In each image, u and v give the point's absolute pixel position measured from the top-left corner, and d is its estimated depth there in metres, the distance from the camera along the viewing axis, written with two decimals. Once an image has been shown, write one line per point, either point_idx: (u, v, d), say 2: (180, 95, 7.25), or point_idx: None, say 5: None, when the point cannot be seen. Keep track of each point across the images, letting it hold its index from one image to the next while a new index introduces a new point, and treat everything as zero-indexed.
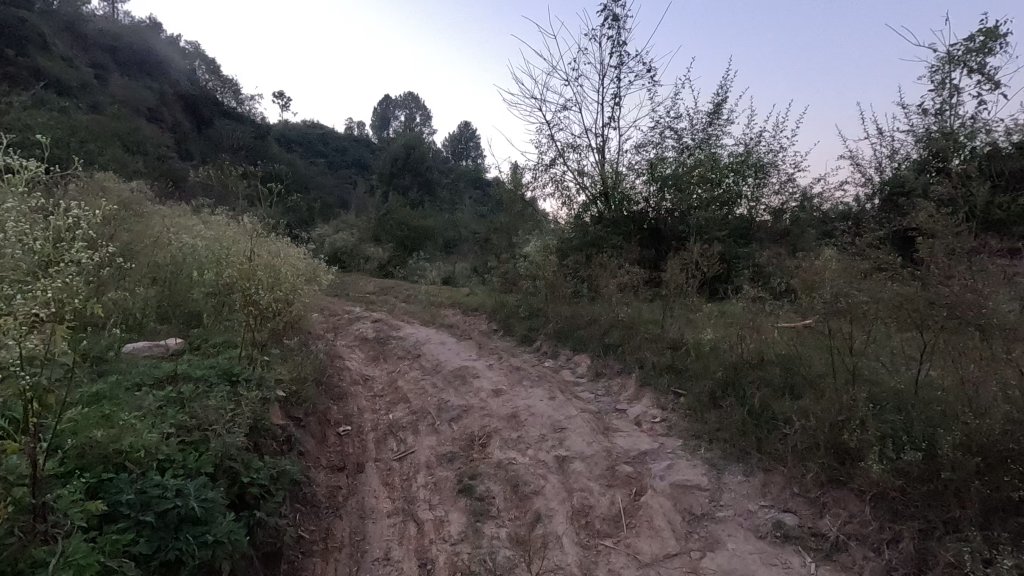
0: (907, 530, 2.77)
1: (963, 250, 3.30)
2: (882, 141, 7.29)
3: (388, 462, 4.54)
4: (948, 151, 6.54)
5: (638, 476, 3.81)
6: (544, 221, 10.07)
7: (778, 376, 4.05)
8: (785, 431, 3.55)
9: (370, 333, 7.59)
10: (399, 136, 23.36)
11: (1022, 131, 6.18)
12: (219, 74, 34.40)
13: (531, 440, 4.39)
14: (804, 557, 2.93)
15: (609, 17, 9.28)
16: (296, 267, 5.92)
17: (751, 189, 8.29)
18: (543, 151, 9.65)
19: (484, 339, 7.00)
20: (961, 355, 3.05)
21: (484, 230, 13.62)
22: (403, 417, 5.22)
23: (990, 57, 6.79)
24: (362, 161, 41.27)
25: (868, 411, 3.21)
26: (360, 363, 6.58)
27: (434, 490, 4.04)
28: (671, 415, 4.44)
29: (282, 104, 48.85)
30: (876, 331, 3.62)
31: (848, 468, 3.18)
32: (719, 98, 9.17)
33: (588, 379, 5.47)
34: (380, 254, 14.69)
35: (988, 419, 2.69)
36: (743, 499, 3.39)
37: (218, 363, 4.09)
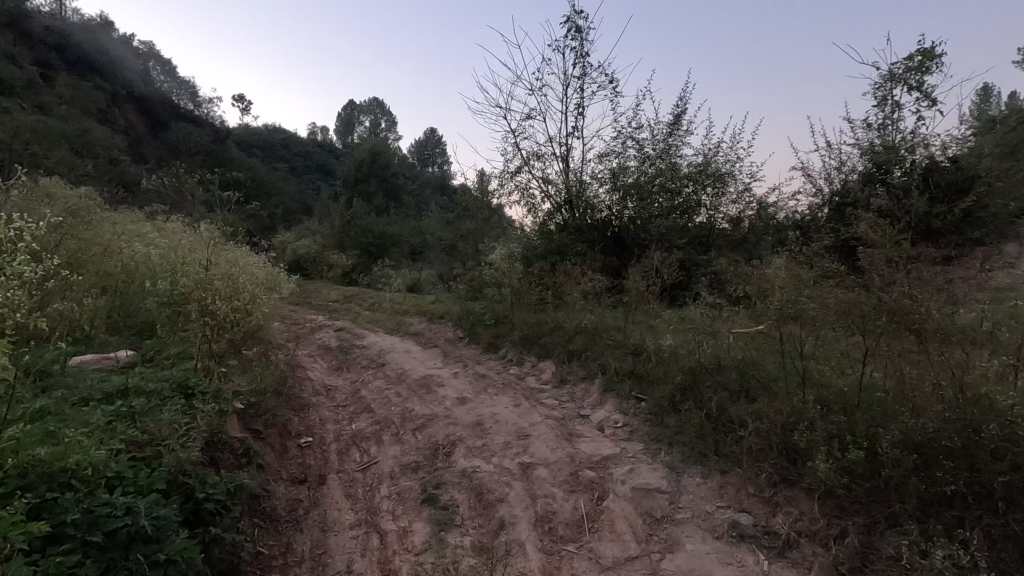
0: (852, 525, 2.90)
1: (901, 259, 3.51)
2: (831, 153, 7.60)
3: (351, 473, 4.48)
4: (890, 163, 6.87)
5: (600, 481, 3.87)
6: (509, 229, 10.12)
7: (734, 380, 4.18)
8: (740, 434, 3.68)
9: (333, 342, 7.49)
10: (363, 143, 23.09)
11: (957, 144, 6.53)
12: (175, 77, 33.47)
13: (496, 448, 4.41)
14: (757, 555, 3.04)
15: (572, 28, 9.46)
16: (256, 275, 5.79)
17: (710, 198, 8.56)
18: (508, 159, 9.74)
19: (449, 347, 7.00)
20: (900, 358, 3.22)
21: (450, 237, 13.61)
22: (367, 427, 5.16)
23: (928, 76, 7.20)
24: (325, 166, 40.67)
25: (816, 413, 3.35)
26: (322, 373, 6.48)
27: (398, 500, 4.01)
28: (633, 420, 4.54)
29: (242, 108, 47.84)
30: (824, 336, 3.78)
31: (798, 468, 3.31)
32: (678, 110, 9.45)
33: (553, 385, 5.53)
34: (343, 261, 14.50)
35: (923, 418, 2.86)
36: (700, 501, 3.49)
37: (172, 375, 3.96)
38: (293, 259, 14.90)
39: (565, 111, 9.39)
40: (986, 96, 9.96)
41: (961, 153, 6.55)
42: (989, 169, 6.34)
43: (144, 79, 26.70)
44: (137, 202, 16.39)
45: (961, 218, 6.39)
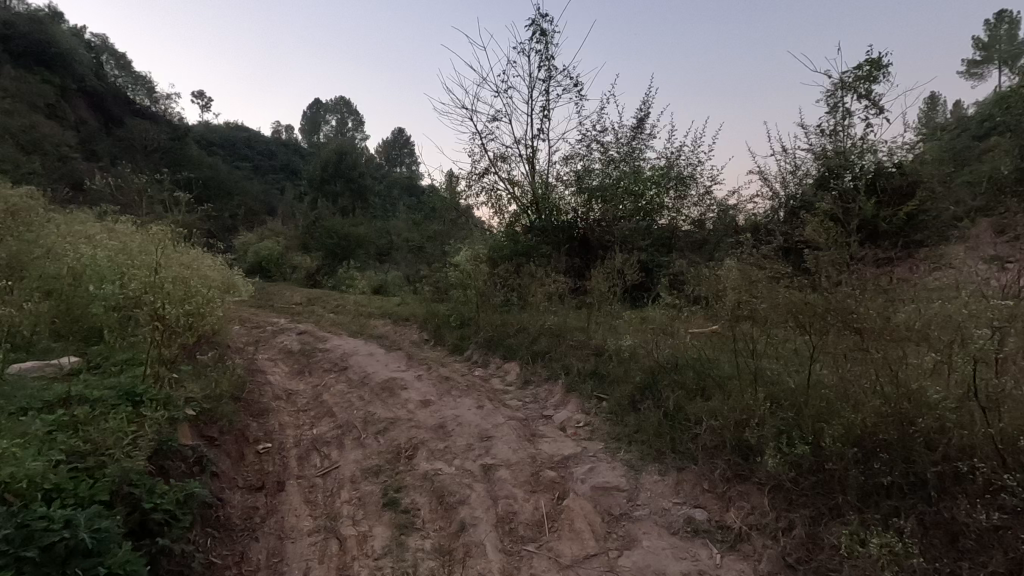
0: (800, 517, 2.99)
1: (844, 261, 3.67)
2: (787, 157, 7.83)
3: (311, 479, 4.41)
4: (841, 168, 7.12)
5: (561, 481, 3.92)
6: (476, 230, 10.11)
7: (691, 378, 4.29)
8: (695, 431, 3.79)
9: (295, 345, 7.34)
10: (330, 143, 22.72)
11: (902, 151, 6.82)
12: (131, 73, 32.34)
13: (458, 450, 4.41)
14: (710, 549, 3.12)
15: (537, 31, 9.54)
16: (211, 277, 5.64)
17: (672, 201, 8.78)
18: (475, 160, 9.74)
19: (414, 349, 6.96)
20: (842, 355, 3.36)
21: (416, 238, 13.48)
22: (328, 431, 5.08)
23: (875, 85, 7.52)
24: (290, 166, 39.80)
25: (766, 411, 3.47)
26: (283, 377, 6.36)
27: (358, 505, 3.97)
28: (594, 419, 4.60)
29: (203, 105, 46.60)
30: (774, 334, 3.91)
31: (750, 463, 3.41)
32: (642, 113, 9.63)
33: (517, 386, 5.56)
34: (307, 262, 14.20)
35: (862, 413, 3.00)
36: (657, 498, 3.56)
37: (119, 383, 3.82)
38: (255, 261, 14.54)
39: (531, 114, 9.45)
40: (930, 105, 10.49)
41: (906, 159, 6.84)
42: (931, 175, 6.67)
43: (97, 72, 25.59)
44: (89, 201, 15.73)
45: (905, 221, 6.71)
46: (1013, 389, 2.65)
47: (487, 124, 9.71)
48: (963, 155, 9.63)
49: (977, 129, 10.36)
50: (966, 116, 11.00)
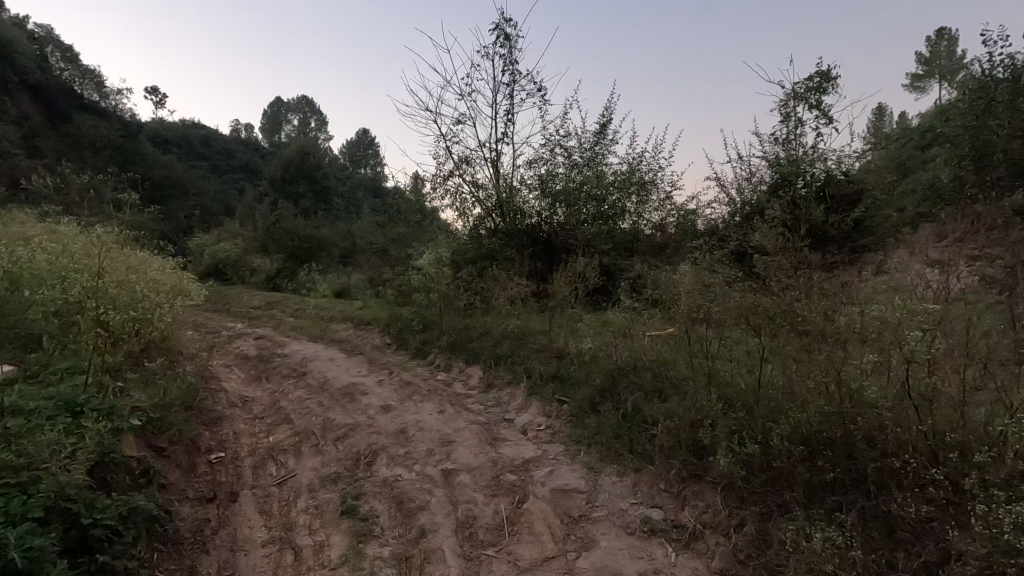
0: (751, 514, 3.09)
1: (790, 266, 3.82)
2: (743, 164, 8.04)
3: (266, 488, 4.31)
4: (793, 175, 7.34)
5: (521, 484, 3.93)
6: (440, 233, 10.06)
7: (649, 380, 4.38)
8: (652, 432, 3.87)
9: (252, 351, 7.14)
10: (292, 142, 22.24)
11: (850, 159, 7.13)
12: (79, 66, 30.93)
13: (419, 455, 4.38)
14: (666, 548, 3.18)
15: (501, 35, 9.58)
16: (160, 281, 5.44)
17: (634, 205, 8.95)
18: (440, 162, 9.72)
19: (376, 354, 6.88)
20: (789, 357, 3.48)
21: (380, 241, 13.30)
22: (285, 438, 4.97)
23: (825, 96, 7.83)
24: (250, 165, 38.77)
25: (719, 411, 3.57)
26: (238, 384, 6.19)
27: (316, 513, 3.90)
28: (555, 422, 4.64)
29: (157, 101, 44.95)
30: (727, 337, 4.03)
31: (704, 462, 3.50)
32: (605, 118, 9.78)
33: (479, 391, 5.55)
34: (267, 264, 13.84)
35: (807, 412, 3.10)
36: (616, 499, 3.62)
37: (58, 392, 3.65)
38: (212, 263, 14.08)
39: (495, 117, 9.49)
40: (879, 116, 11.01)
41: (854, 167, 7.14)
42: (876, 184, 7.00)
43: (41, 64, 24.32)
44: (31, 200, 14.95)
45: (852, 227, 7.03)
46: (944, 387, 2.76)
47: (451, 127, 9.73)
48: (908, 165, 10.14)
49: (920, 140, 10.92)
50: (911, 128, 11.59)
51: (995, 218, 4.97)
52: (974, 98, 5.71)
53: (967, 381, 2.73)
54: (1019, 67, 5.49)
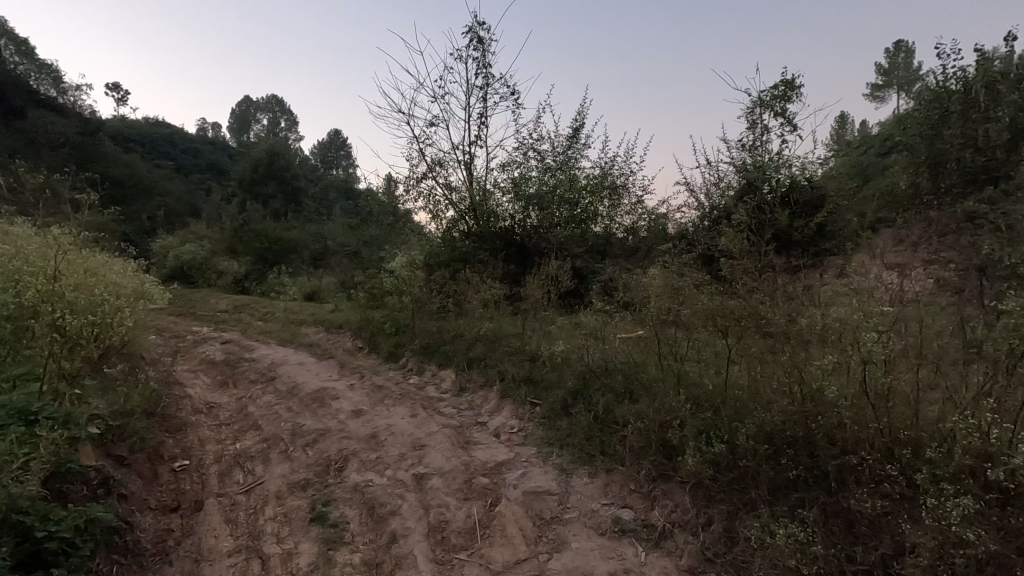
0: (718, 512, 3.15)
1: (755, 269, 3.92)
2: (712, 169, 8.22)
3: (233, 497, 4.22)
4: (759, 181, 7.54)
5: (494, 487, 3.93)
6: (413, 235, 10.00)
7: (620, 382, 4.44)
8: (623, 433, 3.92)
9: (218, 355, 6.97)
10: (262, 142, 21.82)
11: (813, 166, 7.35)
12: (35, 61, 29.75)
13: (391, 460, 4.34)
14: (636, 547, 3.22)
15: (474, 39, 9.59)
16: (121, 284, 5.28)
17: (606, 209, 9.05)
18: (413, 164, 9.67)
19: (347, 358, 6.79)
20: (755, 358, 3.56)
21: (351, 243, 13.13)
22: (253, 445, 4.86)
23: (790, 104, 8.06)
24: (217, 165, 37.86)
25: (687, 412, 3.63)
26: (204, 390, 6.03)
27: (284, 521, 3.83)
28: (527, 425, 4.65)
29: (120, 97, 43.56)
30: (695, 338, 4.10)
31: (673, 462, 3.57)
32: (577, 123, 9.87)
33: (452, 394, 5.53)
34: (235, 267, 13.53)
35: (771, 412, 3.19)
36: (587, 500, 3.65)
37: (10, 400, 3.50)
38: (176, 266, 13.69)
39: (469, 120, 9.49)
40: (842, 124, 11.40)
41: (817, 173, 7.37)
42: (837, 190, 7.24)
43: None
44: None
45: (816, 231, 7.26)
46: (900, 386, 2.86)
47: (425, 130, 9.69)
48: (868, 172, 10.53)
49: (880, 148, 11.36)
50: (871, 137, 12.04)
51: (948, 223, 5.19)
52: (929, 109, 5.96)
53: (920, 380, 2.83)
54: (971, 79, 5.76)
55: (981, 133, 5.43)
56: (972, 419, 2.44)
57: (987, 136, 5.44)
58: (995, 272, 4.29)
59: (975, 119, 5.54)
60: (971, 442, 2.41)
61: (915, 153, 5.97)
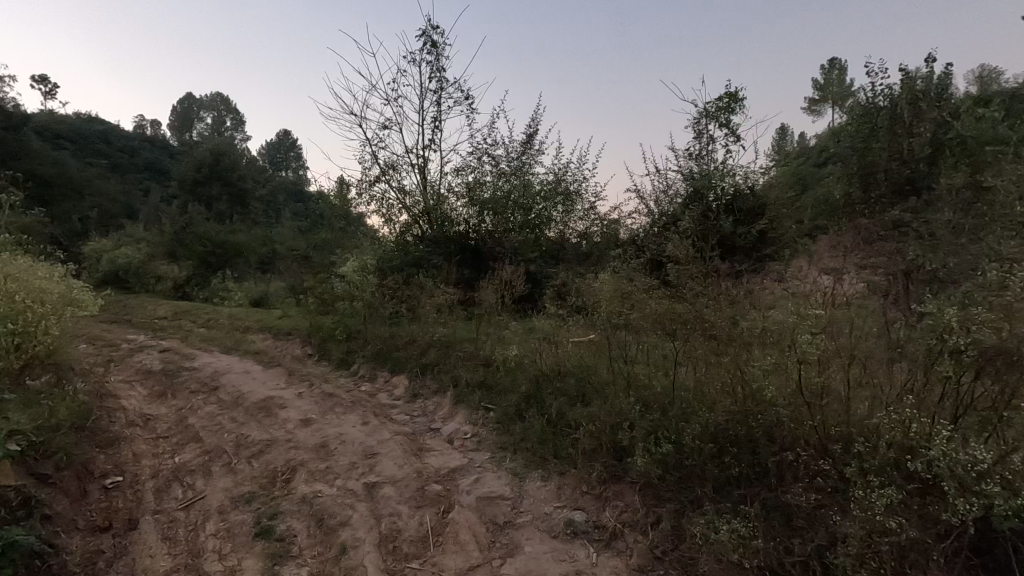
0: (666, 511, 3.24)
1: (699, 274, 4.07)
2: (661, 177, 8.45)
3: (171, 513, 4.05)
4: (705, 189, 7.82)
5: (447, 493, 3.90)
6: (365, 239, 9.84)
7: (573, 386, 4.51)
8: (575, 436, 3.98)
9: (156, 364, 6.62)
10: (206, 141, 20.95)
11: (755, 175, 7.69)
12: None
13: (340, 469, 4.24)
14: (588, 549, 3.27)
15: (428, 42, 9.55)
16: (46, 291, 4.95)
17: (560, 215, 9.19)
18: (366, 167, 9.51)
19: (296, 365, 6.60)
20: (700, 360, 3.68)
21: (301, 246, 12.76)
22: (194, 458, 4.65)
23: (733, 116, 8.41)
24: (156, 164, 36.04)
25: (636, 414, 3.72)
26: (140, 401, 5.72)
27: (226, 537, 3.70)
28: (481, 430, 4.65)
29: (47, 90, 40.92)
30: (644, 342, 4.21)
31: (623, 464, 3.64)
32: (531, 129, 9.97)
33: (405, 401, 5.47)
34: (175, 271, 12.90)
35: (716, 412, 3.30)
36: (540, 503, 3.68)
37: None
38: (110, 270, 12.90)
39: (422, 124, 9.43)
40: (782, 135, 11.99)
41: (759, 182, 7.70)
42: (777, 199, 7.61)
43: None
44: None
45: (757, 238, 7.60)
46: (832, 385, 3.02)
47: (377, 132, 9.55)
48: (807, 181, 11.10)
49: (817, 158, 12.00)
50: (809, 148, 12.69)
51: (876, 231, 5.53)
52: (860, 123, 6.34)
53: (850, 378, 3.00)
54: (897, 96, 6.18)
55: (906, 146, 5.83)
56: (895, 415, 2.60)
57: (911, 150, 5.84)
58: (919, 276, 4.60)
59: (901, 134, 5.94)
60: (895, 436, 2.57)
61: (848, 164, 6.35)
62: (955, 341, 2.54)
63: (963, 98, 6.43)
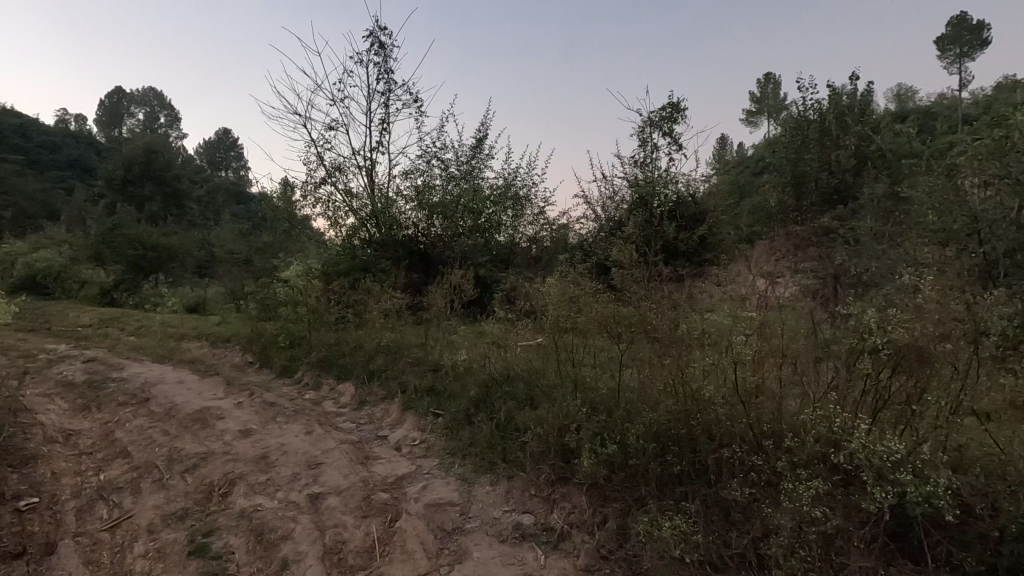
0: (612, 510, 3.31)
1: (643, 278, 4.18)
2: (608, 183, 8.63)
3: (94, 535, 3.79)
4: (650, 196, 8.07)
5: (394, 502, 3.83)
6: (310, 243, 9.57)
7: (521, 390, 4.53)
8: (524, 439, 4.01)
9: (79, 375, 6.19)
10: (137, 138, 19.80)
11: (696, 183, 8.00)
12: None
13: (282, 481, 4.09)
14: (536, 551, 3.29)
15: (376, 43, 9.41)
16: None
17: (510, 219, 9.24)
18: (311, 168, 9.25)
19: (235, 374, 6.34)
20: (643, 362, 3.77)
21: (240, 249, 12.22)
22: (121, 475, 4.38)
23: (676, 125, 8.72)
24: (80, 162, 33.72)
25: (583, 416, 3.78)
26: (60, 416, 5.33)
27: (156, 558, 3.50)
28: (430, 436, 4.60)
29: None
30: (591, 345, 4.28)
31: (570, 465, 3.69)
32: (481, 133, 9.99)
33: (351, 409, 5.34)
34: (101, 276, 12.11)
35: (659, 412, 3.40)
36: (488, 508, 3.67)
37: None
38: (27, 275, 11.97)
39: (370, 125, 9.26)
40: (722, 145, 12.55)
41: (700, 190, 8.01)
42: (716, 206, 7.94)
43: None
44: None
45: (698, 243, 7.91)
46: (766, 384, 3.16)
47: (323, 133, 9.30)
48: (745, 190, 11.64)
49: (754, 168, 12.61)
50: (747, 158, 13.31)
51: (807, 237, 5.86)
52: (792, 135, 6.70)
53: (782, 378, 3.15)
54: (825, 110, 6.57)
55: (833, 157, 6.21)
56: (821, 411, 2.76)
57: (837, 160, 6.23)
58: (844, 280, 4.90)
59: (829, 146, 6.33)
60: (820, 430, 2.72)
61: (783, 173, 6.70)
62: (873, 340, 2.75)
63: (883, 113, 6.91)
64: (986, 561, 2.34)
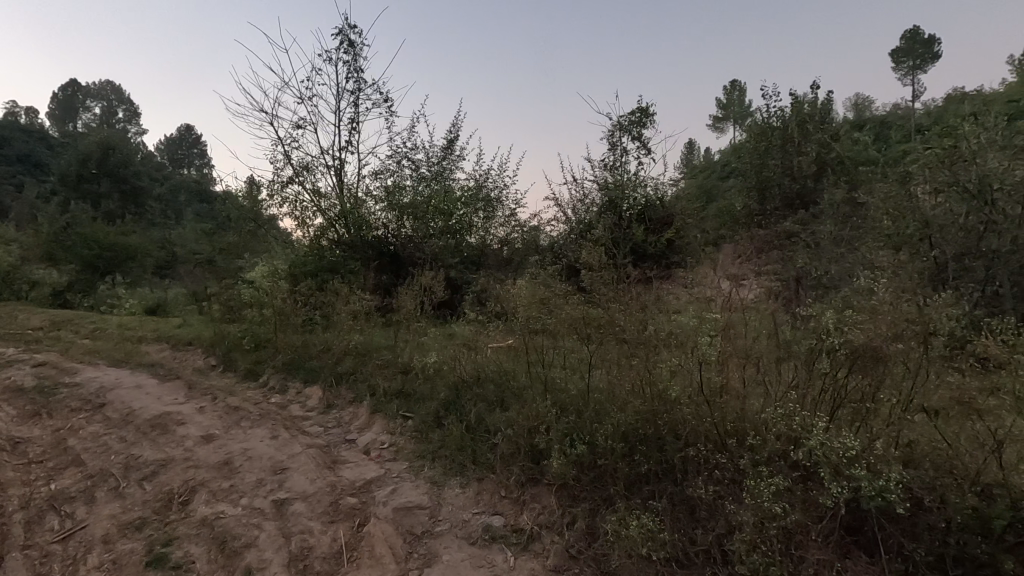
0: (581, 511, 3.33)
1: (612, 280, 4.22)
2: (578, 186, 8.70)
3: (44, 547, 3.62)
4: (620, 199, 8.18)
5: (362, 506, 3.77)
6: (277, 243, 9.37)
7: (492, 392, 4.52)
8: (494, 441, 4.01)
9: (29, 380, 5.91)
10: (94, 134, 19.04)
11: (664, 186, 8.14)
12: None
13: (246, 487, 3.99)
14: (505, 553, 3.29)
15: (345, 41, 9.28)
16: None
17: (481, 221, 9.20)
18: (278, 167, 9.06)
19: (197, 378, 6.15)
20: (612, 364, 3.81)
21: (202, 249, 11.87)
22: (74, 484, 4.20)
23: (644, 130, 8.85)
24: (31, 157, 32.20)
25: (553, 418, 3.80)
26: (7, 423, 5.08)
27: (111, 570, 3.37)
28: (399, 439, 4.55)
29: None
30: (561, 346, 4.30)
31: (540, 466, 3.70)
32: (452, 134, 9.95)
33: (318, 412, 5.25)
34: (54, 277, 11.60)
35: (627, 412, 3.44)
36: (458, 511, 3.65)
37: None
38: None
39: (338, 124, 9.12)
40: (690, 150, 12.80)
41: (668, 193, 8.16)
42: (683, 209, 8.10)
43: None
44: None
45: (666, 246, 8.05)
46: (731, 383, 3.23)
47: (290, 131, 9.11)
48: (712, 194, 11.89)
49: (721, 173, 12.90)
50: (714, 163, 13.62)
51: (770, 240, 6.02)
52: (757, 141, 6.88)
53: (746, 377, 3.22)
54: (787, 117, 6.76)
55: (795, 163, 6.40)
56: (782, 410, 2.84)
57: (799, 167, 6.42)
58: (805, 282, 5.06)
59: (791, 153, 6.52)
60: (781, 429, 2.80)
61: (749, 178, 6.88)
62: (832, 341, 2.85)
63: (842, 121, 7.17)
64: (935, 551, 2.44)
